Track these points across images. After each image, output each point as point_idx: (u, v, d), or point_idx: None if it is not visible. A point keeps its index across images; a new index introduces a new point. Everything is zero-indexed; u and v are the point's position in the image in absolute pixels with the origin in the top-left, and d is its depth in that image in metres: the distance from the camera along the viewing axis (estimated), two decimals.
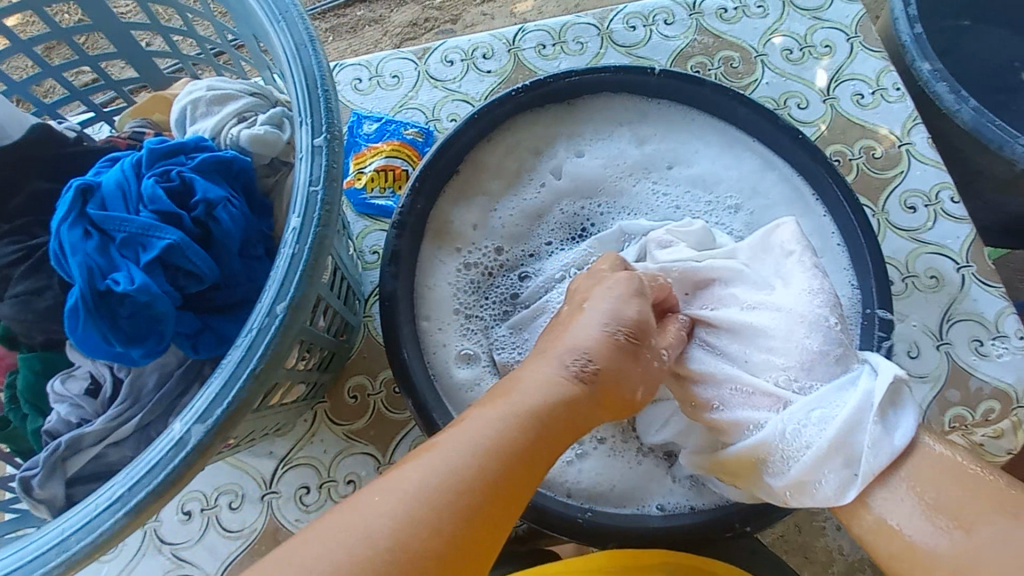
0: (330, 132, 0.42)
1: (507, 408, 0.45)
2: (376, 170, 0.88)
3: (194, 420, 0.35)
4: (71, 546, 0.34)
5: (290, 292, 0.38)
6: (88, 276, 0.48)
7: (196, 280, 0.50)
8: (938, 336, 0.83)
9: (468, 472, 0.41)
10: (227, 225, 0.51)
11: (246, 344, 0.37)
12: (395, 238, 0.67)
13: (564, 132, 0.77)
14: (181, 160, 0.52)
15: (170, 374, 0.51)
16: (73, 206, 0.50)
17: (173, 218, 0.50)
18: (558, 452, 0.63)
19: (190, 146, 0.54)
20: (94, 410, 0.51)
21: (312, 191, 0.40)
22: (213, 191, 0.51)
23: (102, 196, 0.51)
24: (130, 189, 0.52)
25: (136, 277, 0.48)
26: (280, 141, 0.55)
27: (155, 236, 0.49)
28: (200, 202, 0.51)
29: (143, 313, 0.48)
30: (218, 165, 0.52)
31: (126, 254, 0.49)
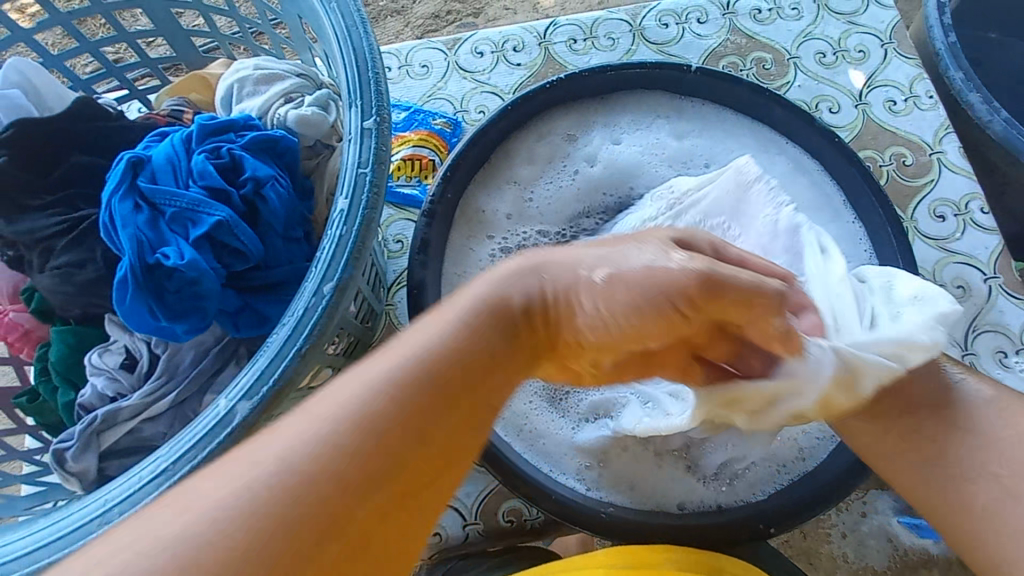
0: (379, 115, 0.42)
1: (455, 341, 0.39)
2: (403, 158, 0.88)
3: (241, 396, 0.35)
4: (114, 519, 0.34)
5: (337, 273, 0.38)
6: (138, 250, 0.48)
7: (242, 259, 0.50)
8: (963, 347, 0.82)
9: (391, 434, 0.35)
10: (274, 205, 0.51)
11: (292, 323, 0.37)
12: (425, 226, 0.67)
13: (596, 126, 0.76)
14: (231, 138, 0.52)
15: (206, 352, 0.51)
16: (124, 178, 0.50)
17: (222, 196, 0.50)
18: (580, 447, 0.63)
19: (239, 124, 0.53)
20: (130, 385, 0.51)
21: (361, 173, 0.40)
22: (262, 170, 0.51)
23: (151, 169, 0.51)
24: (181, 164, 0.51)
25: (185, 253, 0.48)
26: (325, 123, 0.55)
27: (205, 212, 0.49)
28: (249, 180, 0.51)
29: (190, 289, 0.48)
30: (266, 144, 0.52)
31: (175, 229, 0.49)
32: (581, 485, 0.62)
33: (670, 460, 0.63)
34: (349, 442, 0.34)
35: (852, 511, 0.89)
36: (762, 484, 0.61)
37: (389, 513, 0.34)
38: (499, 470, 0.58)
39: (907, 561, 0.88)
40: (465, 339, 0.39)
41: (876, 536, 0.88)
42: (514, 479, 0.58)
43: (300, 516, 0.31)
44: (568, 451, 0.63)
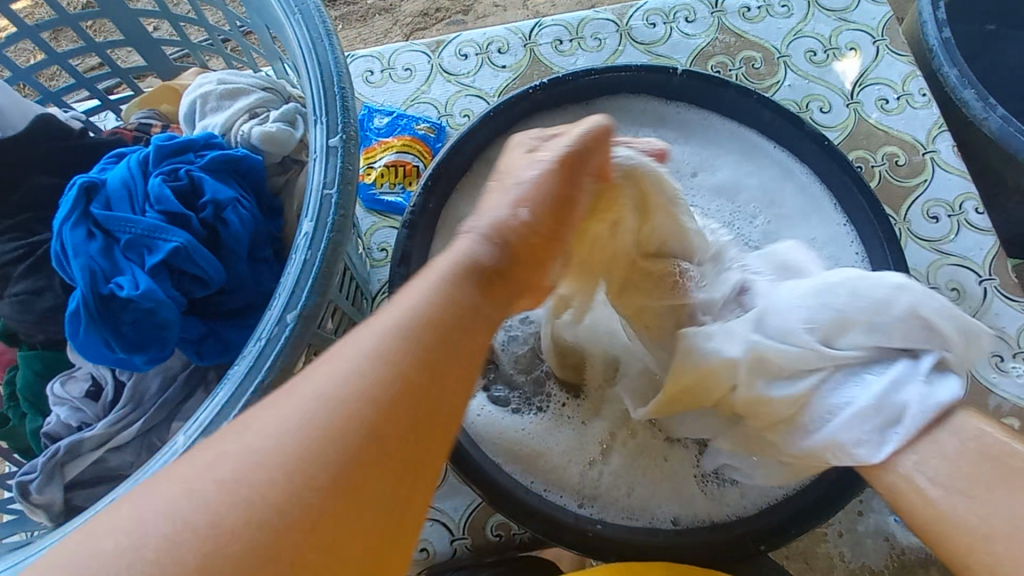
0: (346, 132, 0.40)
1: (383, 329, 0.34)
2: (386, 166, 0.86)
3: (199, 434, 0.34)
4: None
5: (300, 301, 0.37)
6: (90, 281, 0.46)
7: (202, 285, 0.49)
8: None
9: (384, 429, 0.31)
10: (236, 228, 0.49)
11: (253, 355, 0.36)
12: (405, 238, 0.65)
13: None
14: (189, 158, 0.51)
15: (173, 377, 0.50)
16: (77, 205, 0.49)
17: (180, 220, 0.49)
18: (576, 457, 0.62)
19: (199, 143, 0.52)
20: (94, 415, 0.50)
21: (326, 194, 0.39)
22: (223, 193, 0.49)
23: (105, 195, 0.50)
24: (136, 188, 0.50)
25: (140, 282, 0.46)
26: (292, 139, 0.53)
27: (161, 238, 0.47)
28: (208, 203, 0.49)
29: (147, 318, 0.47)
30: (227, 163, 0.51)
31: (129, 257, 0.48)
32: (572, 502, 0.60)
33: (667, 468, 0.62)
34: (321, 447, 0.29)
35: (848, 511, 0.88)
36: (750, 496, 0.60)
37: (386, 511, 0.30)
38: (484, 486, 0.57)
39: (901, 559, 0.87)
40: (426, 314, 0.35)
41: (871, 536, 0.87)
42: (500, 497, 0.57)
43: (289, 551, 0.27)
44: (559, 463, 0.61)
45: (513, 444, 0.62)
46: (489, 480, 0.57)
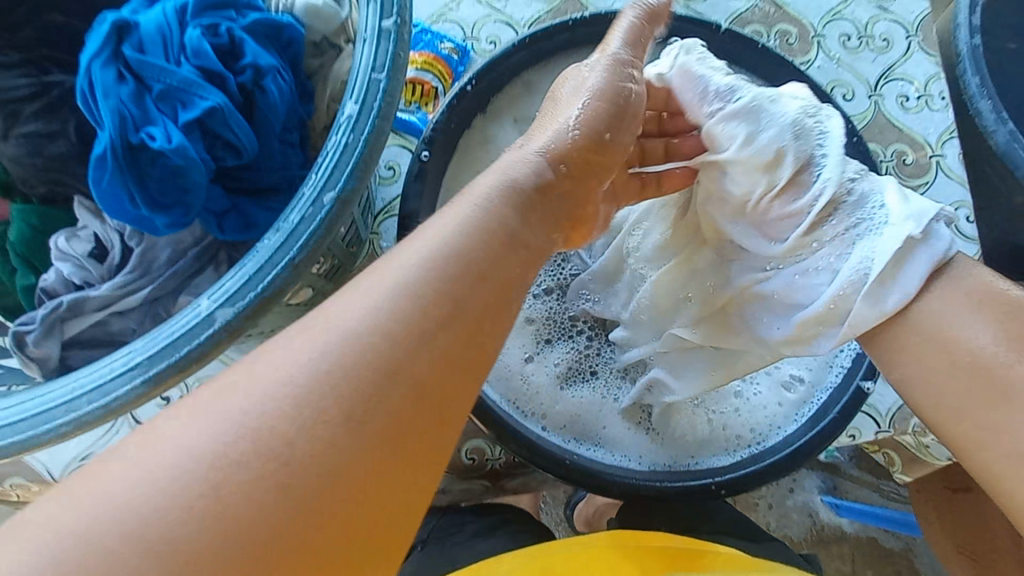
0: (401, 16, 0.38)
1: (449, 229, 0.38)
2: (405, 81, 0.83)
3: (224, 300, 0.34)
4: (82, 407, 0.33)
5: (339, 183, 0.35)
6: (118, 124, 0.42)
7: (234, 154, 0.45)
8: (880, 425, 0.82)
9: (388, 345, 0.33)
10: (274, 98, 0.44)
11: (285, 232, 0.35)
12: (425, 154, 0.65)
13: None
14: (230, 15, 0.45)
15: (184, 252, 0.47)
16: (108, 41, 0.43)
17: (216, 79, 0.44)
18: (555, 387, 0.66)
19: (241, 3, 0.46)
20: (99, 276, 0.46)
21: (374, 78, 0.37)
22: (262, 57, 0.44)
23: (139, 37, 0.44)
24: (174, 38, 0.44)
25: (173, 136, 0.42)
26: (336, 19, 0.48)
27: (197, 94, 0.43)
28: (248, 67, 0.44)
29: (173, 177, 0.43)
30: (268, 31, 0.46)
31: (162, 109, 0.43)
32: (538, 426, 0.64)
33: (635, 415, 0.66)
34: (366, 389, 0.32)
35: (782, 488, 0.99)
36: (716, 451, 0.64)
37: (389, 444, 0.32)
38: (491, 423, 0.60)
39: (819, 534, 0.99)
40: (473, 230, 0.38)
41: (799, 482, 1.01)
42: (491, 420, 0.60)
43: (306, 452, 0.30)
44: (554, 408, 0.65)
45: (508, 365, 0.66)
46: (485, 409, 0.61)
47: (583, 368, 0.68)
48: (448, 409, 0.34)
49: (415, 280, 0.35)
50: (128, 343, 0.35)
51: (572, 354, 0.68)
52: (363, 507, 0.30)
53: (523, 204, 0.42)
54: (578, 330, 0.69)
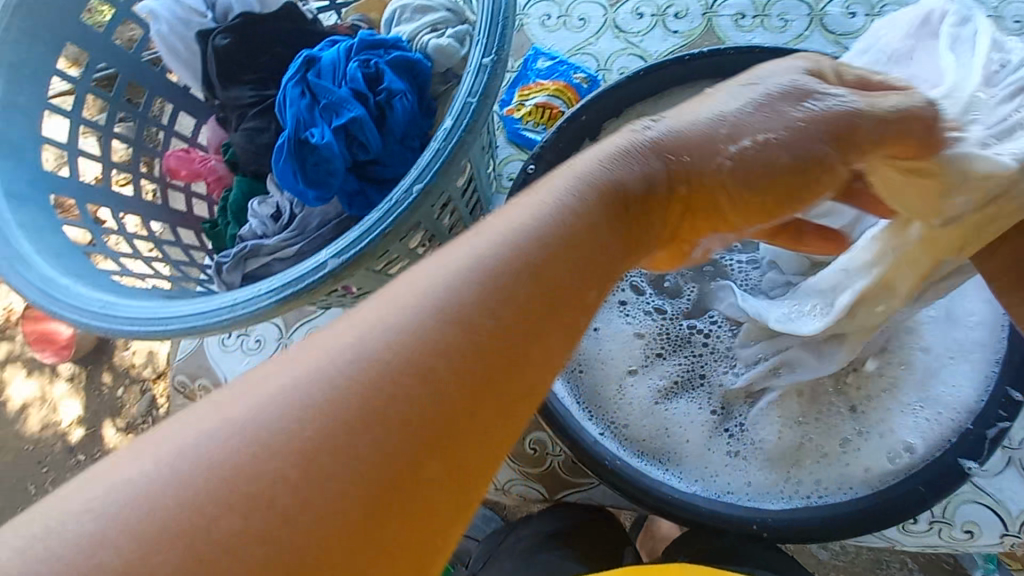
0: (498, 55, 0.49)
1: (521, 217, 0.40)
2: (536, 105, 0.94)
3: (336, 253, 0.47)
4: (239, 311, 0.48)
5: (427, 177, 0.47)
6: (294, 126, 0.58)
7: (364, 151, 0.58)
8: (1008, 530, 0.72)
9: (451, 339, 0.34)
10: (399, 114, 0.58)
11: (385, 208, 0.47)
12: (531, 167, 0.75)
13: None
14: (380, 53, 0.59)
15: (328, 220, 0.62)
16: (299, 69, 0.60)
17: (363, 99, 0.58)
18: (640, 399, 0.69)
19: (389, 44, 0.60)
20: (272, 231, 0.64)
21: (468, 101, 0.48)
22: (395, 84, 0.58)
23: (319, 66, 0.60)
24: (339, 66, 0.60)
25: (326, 135, 0.57)
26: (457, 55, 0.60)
27: (347, 108, 0.57)
28: (384, 90, 0.58)
29: (323, 165, 0.57)
30: (407, 64, 0.59)
31: (323, 116, 0.58)
32: (598, 430, 0.67)
33: (716, 440, 0.67)
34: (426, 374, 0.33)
35: None
36: (776, 495, 0.63)
37: (467, 432, 0.33)
38: (548, 417, 0.65)
39: None
40: (557, 219, 0.40)
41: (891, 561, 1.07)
42: (553, 420, 0.65)
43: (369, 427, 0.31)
44: (637, 417, 0.68)
45: (592, 365, 0.70)
46: (550, 410, 0.65)
47: (680, 388, 0.69)
48: (512, 382, 0.35)
49: (487, 264, 0.37)
50: (272, 278, 0.49)
51: (669, 370, 0.70)
52: (422, 486, 0.32)
53: (604, 199, 0.43)
54: (689, 344, 0.71)
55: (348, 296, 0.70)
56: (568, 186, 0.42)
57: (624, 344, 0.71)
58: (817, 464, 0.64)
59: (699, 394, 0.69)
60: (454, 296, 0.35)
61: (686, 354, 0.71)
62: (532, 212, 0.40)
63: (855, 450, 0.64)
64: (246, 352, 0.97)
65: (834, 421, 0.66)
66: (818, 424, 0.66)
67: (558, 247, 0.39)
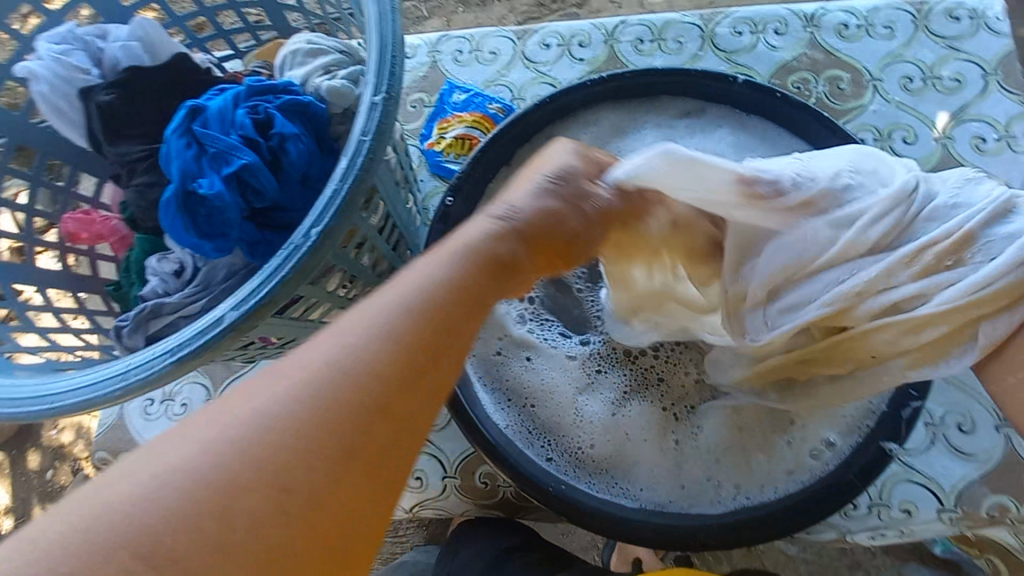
0: (389, 92, 0.49)
1: (440, 260, 0.45)
2: (455, 137, 0.95)
3: (235, 305, 0.46)
4: (130, 377, 0.45)
5: (325, 220, 0.47)
6: (181, 178, 0.56)
7: (261, 198, 0.57)
8: (945, 504, 0.75)
9: (352, 383, 0.37)
10: (294, 158, 0.57)
11: (283, 255, 0.46)
12: (449, 200, 0.76)
13: (644, 129, 0.81)
14: (269, 99, 0.59)
15: (236, 270, 0.61)
16: (183, 120, 0.58)
17: (254, 144, 0.57)
18: (582, 417, 0.69)
19: (279, 89, 0.60)
20: (175, 287, 0.61)
21: (361, 140, 0.48)
22: (288, 128, 0.57)
23: (205, 116, 0.59)
24: (227, 114, 0.58)
25: (215, 184, 0.55)
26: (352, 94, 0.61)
27: (236, 155, 0.56)
28: (276, 135, 0.57)
29: (217, 215, 0.56)
30: (298, 108, 0.59)
31: (213, 166, 0.56)
32: (543, 457, 0.67)
33: (660, 449, 0.67)
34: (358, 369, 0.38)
35: None
36: (721, 497, 0.64)
37: (347, 480, 0.36)
38: (489, 449, 0.64)
39: None
40: (451, 275, 0.45)
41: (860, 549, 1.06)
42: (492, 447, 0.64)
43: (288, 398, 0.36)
44: (579, 434, 0.68)
45: (532, 386, 0.70)
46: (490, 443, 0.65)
47: (628, 399, 0.70)
48: (399, 420, 0.38)
49: (387, 323, 0.40)
50: (167, 338, 0.46)
51: (612, 383, 0.71)
52: (301, 524, 0.34)
53: (480, 257, 0.47)
54: (629, 354, 0.72)
55: (266, 345, 0.67)
56: (478, 236, 0.48)
57: (553, 363, 0.71)
58: (754, 463, 0.65)
59: (643, 401, 0.69)
60: (353, 361, 0.38)
61: (626, 364, 0.71)
62: (432, 272, 0.44)
63: (786, 451, 0.65)
64: (173, 418, 0.91)
65: (766, 426, 0.66)
66: (753, 432, 0.66)
67: (444, 302, 0.43)
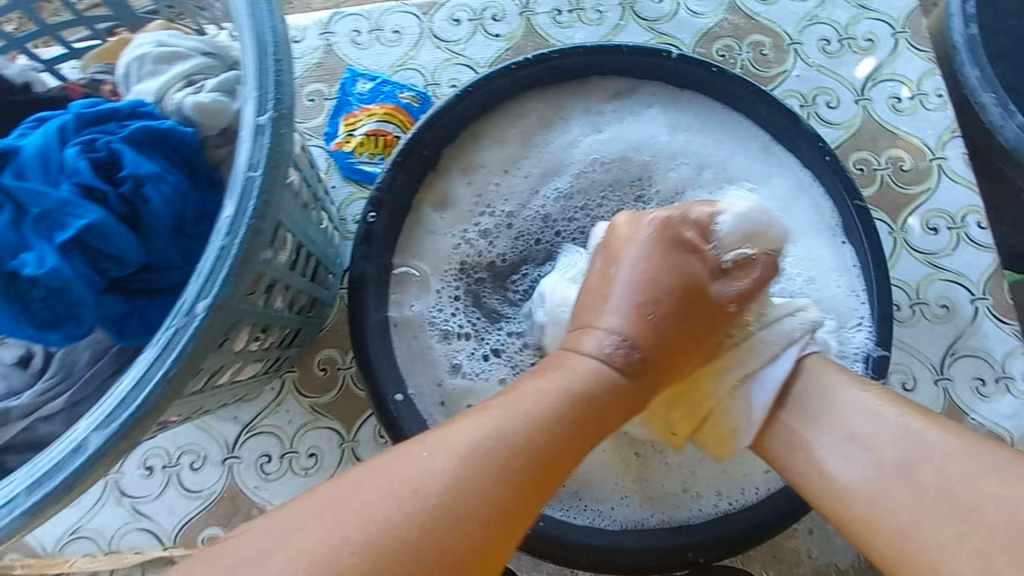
0: (277, 110, 0.38)
1: (521, 406, 0.42)
2: (365, 134, 0.83)
3: (98, 424, 0.34)
4: None
5: (214, 289, 0.35)
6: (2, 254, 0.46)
7: (117, 264, 0.48)
8: None
9: (417, 550, 0.35)
10: (155, 206, 0.48)
11: (161, 343, 0.35)
12: (372, 216, 0.66)
13: (578, 113, 0.74)
14: (110, 130, 0.49)
15: (103, 351, 0.51)
16: None
17: (96, 195, 0.48)
18: None
19: (120, 114, 0.50)
20: (22, 382, 0.52)
21: (249, 177, 0.37)
22: (140, 168, 0.48)
23: (20, 165, 0.48)
24: (51, 157, 0.49)
25: (46, 259, 0.45)
26: (226, 111, 0.51)
27: (73, 214, 0.46)
28: (126, 178, 0.48)
29: (59, 296, 0.46)
30: (151, 137, 0.49)
31: (41, 231, 0.46)
32: None
33: (634, 463, 0.64)
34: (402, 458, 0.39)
35: None
36: (702, 504, 0.62)
37: None
38: None
39: None
40: (553, 416, 0.42)
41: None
42: None
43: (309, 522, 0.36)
44: None
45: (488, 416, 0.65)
46: None
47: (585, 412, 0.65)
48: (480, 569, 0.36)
49: (420, 488, 0.37)
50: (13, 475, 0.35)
51: None
52: None
53: (572, 414, 0.43)
54: None
55: (166, 425, 0.55)
56: (558, 394, 0.44)
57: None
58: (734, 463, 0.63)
59: None
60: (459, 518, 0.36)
61: None
62: (528, 411, 0.42)
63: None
64: None
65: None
66: None
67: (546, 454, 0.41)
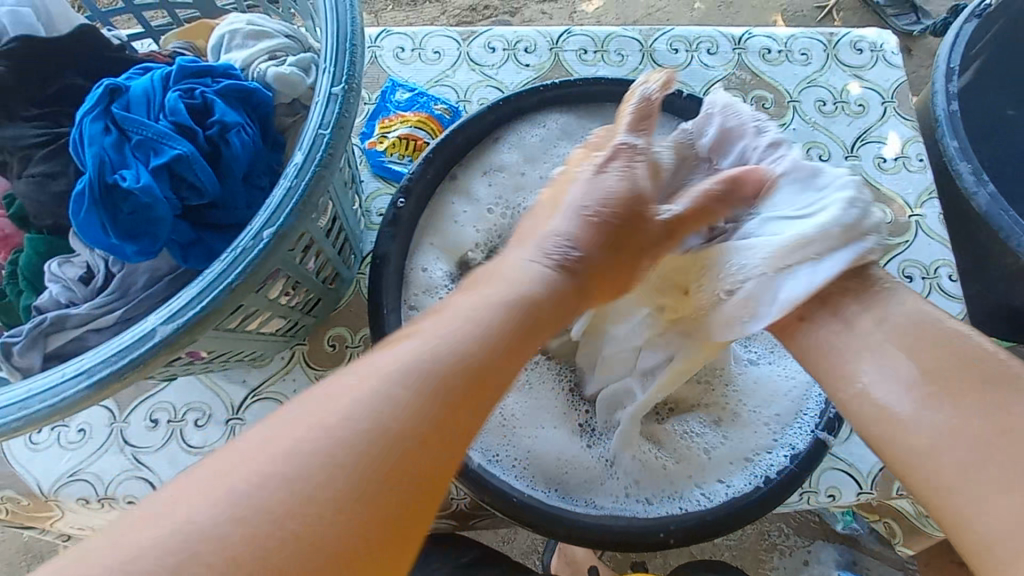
0: (349, 83, 0.45)
1: (487, 294, 0.48)
2: (398, 137, 0.91)
3: (167, 317, 0.40)
4: (34, 405, 0.39)
5: (280, 220, 0.42)
6: (99, 168, 0.53)
7: (198, 194, 0.55)
8: (862, 487, 0.82)
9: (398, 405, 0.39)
10: (237, 150, 0.56)
11: (229, 259, 0.41)
12: (401, 201, 0.72)
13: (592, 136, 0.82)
14: (207, 82, 0.58)
15: (160, 277, 0.56)
16: (100, 101, 0.56)
17: (188, 133, 0.55)
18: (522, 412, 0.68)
19: (218, 71, 0.59)
20: (83, 296, 0.56)
21: (320, 133, 0.44)
22: (230, 117, 0.56)
23: (127, 99, 0.57)
24: (154, 98, 0.57)
25: (142, 177, 0.53)
26: (301, 84, 0.60)
27: (168, 143, 0.54)
28: (216, 123, 0.56)
29: (143, 213, 0.53)
30: (240, 94, 0.58)
31: (137, 155, 0.54)
32: (493, 458, 0.65)
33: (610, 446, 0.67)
34: (352, 382, 0.39)
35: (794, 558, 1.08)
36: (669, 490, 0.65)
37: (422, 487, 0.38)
38: None
39: None
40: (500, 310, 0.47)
41: None
42: None
43: (336, 487, 0.35)
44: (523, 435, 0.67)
45: None
46: None
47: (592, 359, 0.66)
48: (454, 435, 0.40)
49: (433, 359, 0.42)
50: (81, 356, 0.40)
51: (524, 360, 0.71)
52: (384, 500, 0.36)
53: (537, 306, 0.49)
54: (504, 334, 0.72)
55: (193, 362, 0.60)
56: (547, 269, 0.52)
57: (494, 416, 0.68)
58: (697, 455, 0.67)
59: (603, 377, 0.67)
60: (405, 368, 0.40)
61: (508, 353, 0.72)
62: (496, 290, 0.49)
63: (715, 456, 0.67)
64: (66, 445, 0.79)
65: (695, 436, 0.69)
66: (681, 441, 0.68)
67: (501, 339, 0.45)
